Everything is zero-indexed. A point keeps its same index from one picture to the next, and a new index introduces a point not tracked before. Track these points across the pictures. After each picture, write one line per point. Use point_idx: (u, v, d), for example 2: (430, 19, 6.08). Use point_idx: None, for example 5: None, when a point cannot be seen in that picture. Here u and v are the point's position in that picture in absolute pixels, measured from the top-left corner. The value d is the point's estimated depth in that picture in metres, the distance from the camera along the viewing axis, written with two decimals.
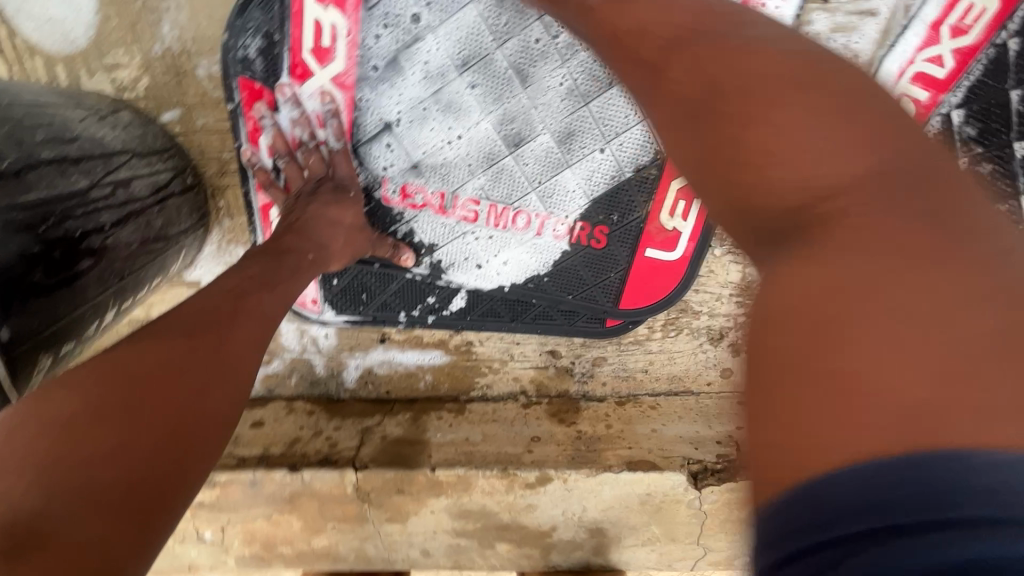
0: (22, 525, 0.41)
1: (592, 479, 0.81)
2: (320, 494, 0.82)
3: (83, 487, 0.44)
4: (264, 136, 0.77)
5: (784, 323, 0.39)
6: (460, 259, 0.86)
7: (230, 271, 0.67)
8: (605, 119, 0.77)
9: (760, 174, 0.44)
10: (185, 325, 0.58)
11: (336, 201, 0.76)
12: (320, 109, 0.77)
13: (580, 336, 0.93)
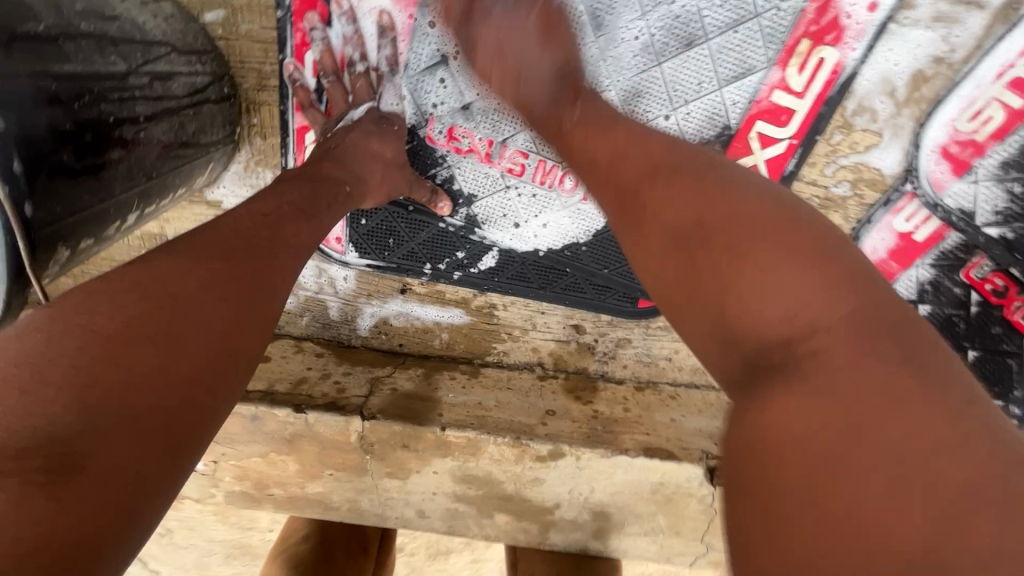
0: (59, 443, 0.39)
1: (606, 460, 0.77)
2: (322, 439, 0.78)
3: (123, 410, 0.41)
4: (313, 48, 0.74)
5: (769, 462, 0.39)
6: (498, 214, 0.82)
7: (268, 194, 0.63)
8: (676, 82, 0.73)
9: (740, 306, 0.44)
10: (223, 246, 0.53)
11: (379, 132, 0.73)
12: (374, 30, 0.73)
13: (609, 313, 0.90)
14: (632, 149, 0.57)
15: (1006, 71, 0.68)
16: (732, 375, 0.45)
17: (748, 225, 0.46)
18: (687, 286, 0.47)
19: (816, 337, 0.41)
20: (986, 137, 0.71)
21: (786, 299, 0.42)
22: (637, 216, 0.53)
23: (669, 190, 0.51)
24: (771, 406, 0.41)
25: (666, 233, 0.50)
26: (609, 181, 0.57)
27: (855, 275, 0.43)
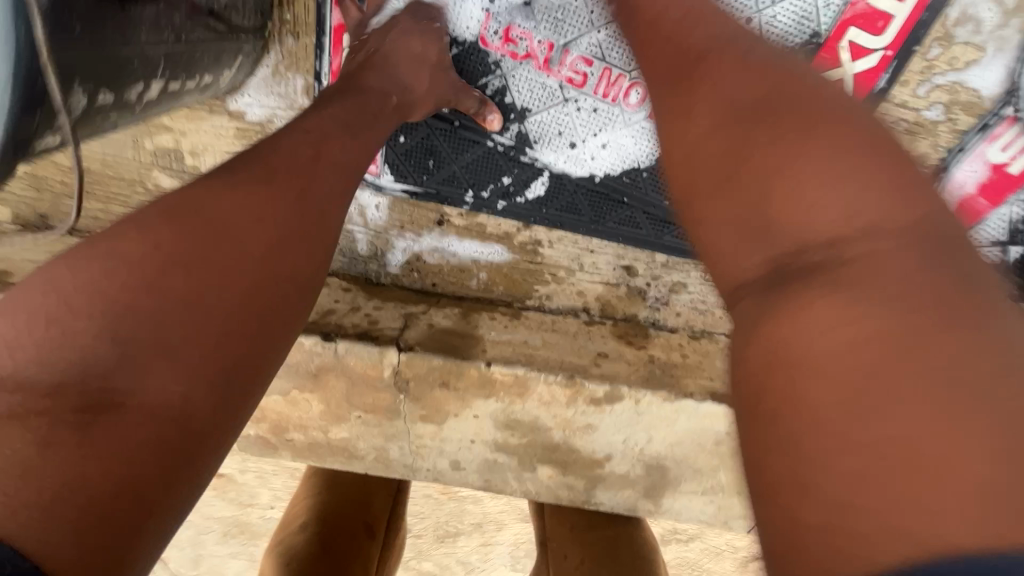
0: (71, 397, 0.32)
1: (669, 404, 0.70)
2: (352, 374, 0.70)
3: (149, 363, 0.34)
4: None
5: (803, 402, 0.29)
6: (554, 132, 0.75)
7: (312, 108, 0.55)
8: None
9: (781, 190, 0.35)
10: (268, 161, 0.46)
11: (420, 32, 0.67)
12: None
13: (664, 252, 0.83)
14: (692, 16, 0.48)
15: None
16: (763, 279, 0.35)
17: (831, 113, 0.37)
18: (730, 152, 0.38)
19: (849, 240, 0.32)
20: None
21: (824, 169, 0.34)
22: (699, 89, 0.41)
23: (741, 72, 0.40)
24: (803, 299, 0.32)
25: (694, 148, 0.40)
26: (670, 46, 0.46)
27: (880, 129, 0.37)
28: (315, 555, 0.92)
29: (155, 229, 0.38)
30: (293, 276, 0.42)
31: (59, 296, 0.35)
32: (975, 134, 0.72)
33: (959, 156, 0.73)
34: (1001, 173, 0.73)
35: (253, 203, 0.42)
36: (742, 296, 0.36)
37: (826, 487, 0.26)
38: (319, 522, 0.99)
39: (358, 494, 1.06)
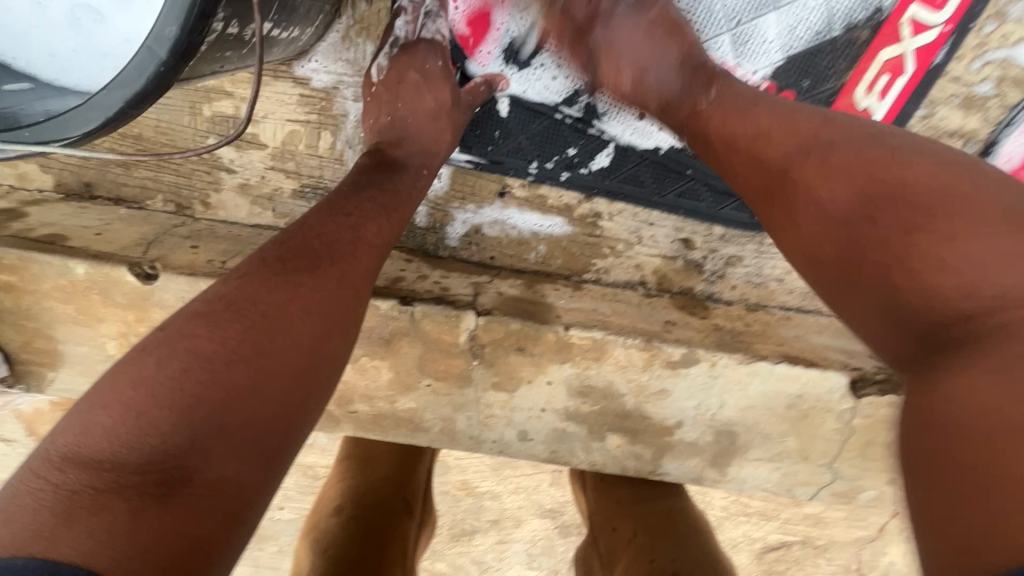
0: (153, 471, 0.38)
1: (744, 367, 0.70)
2: (427, 338, 0.69)
3: (219, 425, 0.40)
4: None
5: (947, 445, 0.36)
6: (622, 103, 0.77)
7: (347, 186, 0.61)
8: None
9: (918, 280, 0.41)
10: (309, 250, 0.52)
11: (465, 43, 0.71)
12: None
13: (722, 225, 0.84)
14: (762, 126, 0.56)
15: None
16: (905, 353, 0.42)
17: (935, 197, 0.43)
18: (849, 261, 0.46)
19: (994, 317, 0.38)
20: None
21: (968, 262, 0.40)
22: (807, 225, 0.49)
23: (845, 219, 0.46)
24: (964, 366, 0.37)
25: (825, 251, 0.48)
26: (759, 174, 0.54)
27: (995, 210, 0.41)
28: (353, 538, 0.92)
29: (223, 327, 0.45)
30: (332, 361, 0.49)
31: (141, 390, 0.40)
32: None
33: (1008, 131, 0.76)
34: None
35: (302, 298, 0.49)
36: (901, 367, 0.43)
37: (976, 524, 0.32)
38: (354, 504, 0.99)
39: (393, 468, 1.04)
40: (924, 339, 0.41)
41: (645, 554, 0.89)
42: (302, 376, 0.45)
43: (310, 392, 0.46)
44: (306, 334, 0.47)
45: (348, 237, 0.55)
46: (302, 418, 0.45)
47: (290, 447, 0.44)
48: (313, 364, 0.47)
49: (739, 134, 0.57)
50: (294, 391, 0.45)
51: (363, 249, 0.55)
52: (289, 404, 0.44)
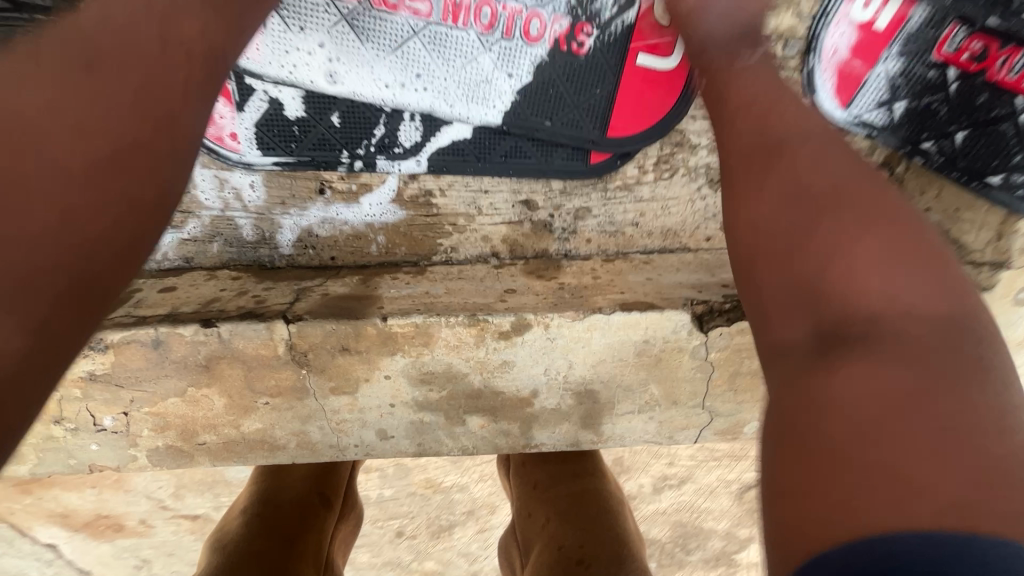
0: None
1: (579, 324, 0.67)
2: (244, 357, 0.66)
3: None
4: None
5: (818, 437, 0.34)
6: (411, 71, 0.71)
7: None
8: None
9: (824, 290, 0.39)
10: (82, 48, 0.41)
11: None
12: None
13: (559, 178, 0.79)
14: (784, 110, 0.53)
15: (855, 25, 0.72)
16: (807, 341, 0.38)
17: (859, 217, 0.41)
18: (782, 265, 0.42)
19: (885, 327, 0.36)
20: (859, 60, 0.74)
21: (876, 264, 0.38)
22: (768, 195, 0.46)
23: (788, 204, 0.45)
24: (841, 367, 0.36)
25: (754, 229, 0.46)
26: (755, 141, 0.51)
27: (921, 248, 0.40)
28: (257, 537, 0.89)
29: None
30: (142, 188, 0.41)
31: None
32: None
33: (825, 22, 0.72)
34: (869, 32, 0.72)
35: (77, 99, 0.39)
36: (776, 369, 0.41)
37: (824, 504, 0.31)
38: (261, 504, 0.95)
39: (313, 470, 1.02)
40: (815, 336, 0.38)
41: (555, 540, 0.84)
42: (98, 214, 0.38)
43: (112, 244, 0.39)
44: (93, 157, 0.38)
45: (141, 50, 0.44)
46: (102, 272, 0.38)
47: (91, 309, 0.37)
48: (109, 193, 0.39)
49: (738, 121, 0.55)
50: (81, 231, 0.37)
51: (171, 70, 0.46)
52: (82, 256, 0.36)
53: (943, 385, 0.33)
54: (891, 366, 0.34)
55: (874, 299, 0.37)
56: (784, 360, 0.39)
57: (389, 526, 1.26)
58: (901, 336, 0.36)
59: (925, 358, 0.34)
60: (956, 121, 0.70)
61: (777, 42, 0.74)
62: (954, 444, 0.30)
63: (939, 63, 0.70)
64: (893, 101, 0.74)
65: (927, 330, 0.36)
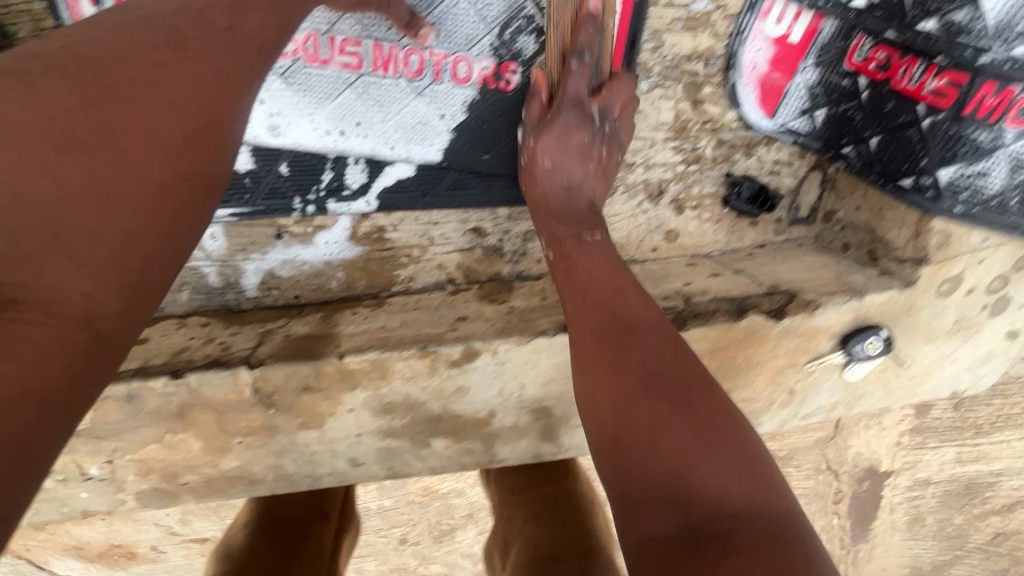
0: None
1: (526, 347, 0.72)
2: (214, 404, 0.71)
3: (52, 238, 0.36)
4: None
5: None
6: (351, 121, 0.75)
7: None
8: None
9: (664, 490, 0.44)
10: (172, 42, 0.46)
11: None
12: None
13: (504, 205, 0.84)
14: (619, 285, 0.60)
15: (767, 42, 0.75)
16: (675, 535, 0.42)
17: (691, 435, 0.46)
18: (622, 494, 0.46)
19: (718, 523, 0.42)
20: (778, 75, 0.77)
21: (714, 463, 0.45)
22: (625, 395, 0.50)
23: (659, 406, 0.48)
24: (690, 568, 0.40)
25: (651, 440, 0.47)
26: (615, 325, 0.56)
27: (722, 421, 0.47)
28: (263, 527, 0.82)
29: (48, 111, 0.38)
30: (204, 169, 0.44)
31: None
32: (747, 16, 0.74)
33: (740, 40, 0.75)
34: (784, 47, 0.75)
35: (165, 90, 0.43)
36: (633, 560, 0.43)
37: None
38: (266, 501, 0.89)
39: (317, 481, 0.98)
40: (670, 513, 0.43)
41: (531, 541, 0.84)
42: (166, 177, 0.42)
43: (182, 204, 0.42)
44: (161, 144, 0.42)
45: (204, 42, 0.47)
46: (178, 230, 0.42)
47: (169, 261, 0.42)
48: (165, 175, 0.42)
49: (581, 277, 0.62)
50: (165, 190, 0.41)
51: (228, 45, 0.49)
52: (154, 215, 0.40)
53: (770, 568, 0.38)
54: (724, 560, 0.39)
55: (707, 487, 0.44)
56: (656, 557, 0.42)
57: (392, 534, 1.27)
58: (736, 533, 0.41)
59: (749, 553, 0.39)
60: (870, 126, 0.72)
61: (698, 61, 0.77)
62: (779, 556, 0.39)
63: (850, 72, 0.73)
64: (810, 113, 0.77)
65: (744, 506, 0.43)
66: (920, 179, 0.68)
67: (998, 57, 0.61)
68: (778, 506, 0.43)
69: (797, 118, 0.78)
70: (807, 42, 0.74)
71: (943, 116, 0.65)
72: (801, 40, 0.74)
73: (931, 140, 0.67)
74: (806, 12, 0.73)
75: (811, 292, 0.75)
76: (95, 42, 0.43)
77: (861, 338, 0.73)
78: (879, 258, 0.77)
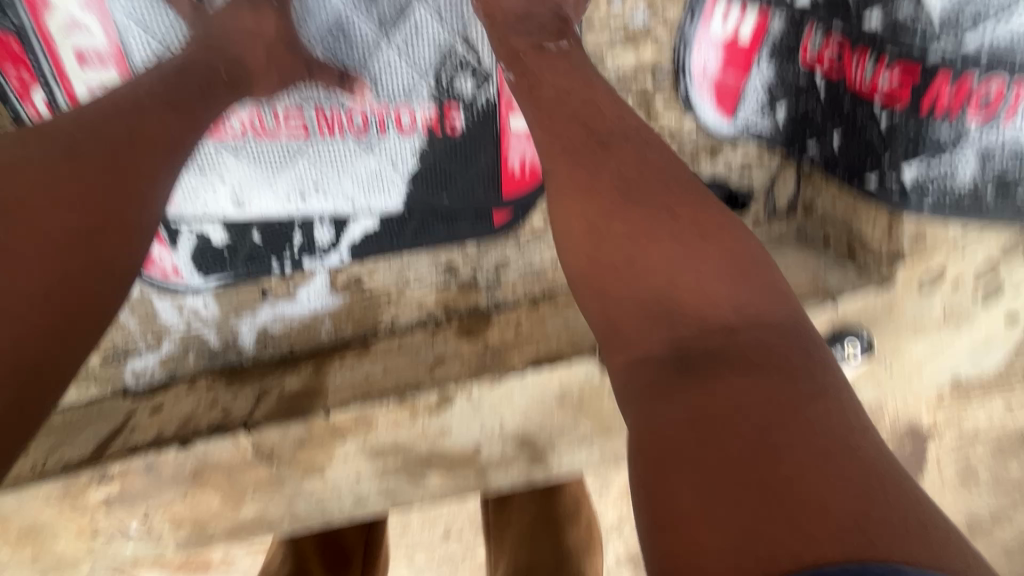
0: None
1: (497, 387, 0.75)
2: (223, 465, 0.78)
3: None
4: (87, 82, 0.67)
5: (686, 470, 0.36)
6: (310, 185, 0.79)
7: (127, 83, 0.54)
8: None
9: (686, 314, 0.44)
10: (81, 140, 0.48)
11: (250, 8, 0.63)
12: (73, 18, 0.64)
13: (471, 241, 0.84)
14: (588, 97, 0.58)
15: (712, 47, 0.72)
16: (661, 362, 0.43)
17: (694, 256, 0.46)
18: (616, 275, 0.48)
19: (741, 344, 0.41)
20: (731, 76, 0.73)
21: (718, 287, 0.45)
22: (626, 225, 0.49)
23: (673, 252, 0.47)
24: (710, 392, 0.39)
25: (627, 266, 0.47)
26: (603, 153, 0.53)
27: (751, 260, 0.47)
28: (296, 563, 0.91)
29: None
30: (119, 258, 0.47)
31: None
32: (688, 23, 0.72)
33: (686, 49, 0.72)
34: (732, 48, 0.72)
35: (74, 187, 0.46)
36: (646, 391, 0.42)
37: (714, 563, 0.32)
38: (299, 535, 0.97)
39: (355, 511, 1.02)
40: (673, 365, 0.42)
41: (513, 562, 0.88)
42: (68, 275, 0.43)
43: (70, 308, 0.43)
44: (74, 237, 0.44)
45: (127, 139, 0.50)
46: (69, 328, 0.43)
47: (60, 366, 0.42)
48: (88, 263, 0.45)
49: (623, 192, 0.51)
50: (86, 282, 0.44)
51: (143, 149, 0.50)
52: (49, 320, 0.42)
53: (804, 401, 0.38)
54: (745, 405, 0.38)
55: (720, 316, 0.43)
56: (643, 378, 0.42)
57: (437, 527, 1.14)
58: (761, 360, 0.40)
59: (776, 373, 0.39)
60: (831, 122, 0.70)
61: (646, 74, 0.74)
62: (796, 435, 0.36)
63: (806, 68, 0.70)
64: (772, 112, 0.74)
65: (756, 342, 0.42)
66: (887, 177, 0.67)
67: (948, 49, 0.60)
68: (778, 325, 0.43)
69: (757, 118, 0.75)
70: (757, 41, 0.71)
71: (902, 114, 0.63)
72: (750, 38, 0.71)
73: (892, 138, 0.65)
74: (751, 10, 0.70)
75: None
76: (2, 159, 0.45)
77: (842, 344, 0.70)
78: (857, 253, 0.73)
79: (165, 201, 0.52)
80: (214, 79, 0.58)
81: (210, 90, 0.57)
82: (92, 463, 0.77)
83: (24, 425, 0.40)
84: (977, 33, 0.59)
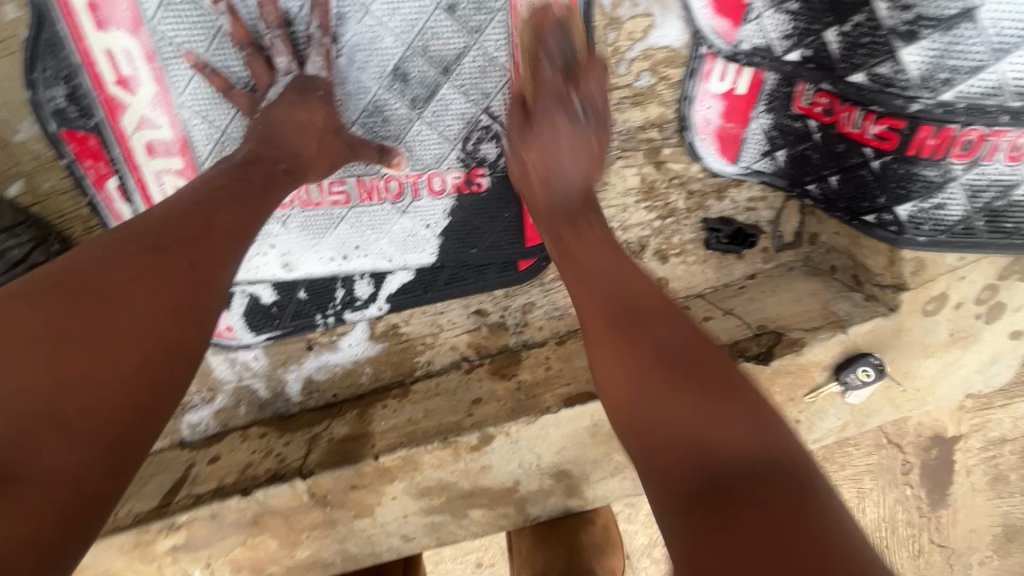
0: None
1: (534, 425, 0.80)
2: (280, 510, 0.83)
3: (65, 408, 0.43)
4: (155, 168, 0.75)
5: (709, 518, 0.42)
6: (352, 245, 0.86)
7: (196, 181, 0.62)
8: (435, 28, 0.74)
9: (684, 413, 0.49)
10: (162, 236, 0.53)
11: (303, 101, 0.70)
12: (145, 115, 0.73)
13: (499, 288, 0.90)
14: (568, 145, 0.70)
15: (713, 100, 0.78)
16: (686, 492, 0.45)
17: (686, 373, 0.51)
18: (627, 377, 0.53)
19: (746, 445, 0.46)
20: (732, 125, 0.79)
21: (716, 404, 0.49)
22: (656, 386, 0.51)
23: (682, 384, 0.50)
24: (715, 467, 0.45)
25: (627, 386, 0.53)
26: (606, 274, 0.62)
27: (728, 372, 0.52)
28: None
29: (58, 306, 0.47)
30: (192, 340, 0.51)
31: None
32: (690, 81, 0.78)
33: (689, 103, 0.79)
34: (732, 99, 0.78)
35: (157, 278, 0.51)
36: (656, 470, 0.48)
37: None
38: None
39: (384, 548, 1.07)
40: (686, 498, 0.45)
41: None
42: (149, 358, 0.48)
43: (154, 383, 0.48)
44: (157, 323, 0.49)
45: (202, 232, 0.56)
46: (150, 405, 0.47)
47: (138, 434, 0.46)
48: (166, 348, 0.49)
49: (581, 258, 0.64)
50: (162, 364, 0.49)
51: (213, 237, 0.56)
52: (134, 394, 0.46)
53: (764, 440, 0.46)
54: (734, 461, 0.45)
55: (720, 411, 0.48)
56: (659, 464, 0.48)
57: (469, 558, 1.18)
58: (750, 438, 0.46)
59: (755, 448, 0.46)
60: (828, 166, 0.76)
61: (653, 128, 0.81)
62: (775, 488, 0.43)
63: (800, 115, 0.76)
64: (772, 156, 0.80)
65: (753, 450, 0.46)
66: (882, 215, 0.73)
67: (928, 103, 0.65)
68: (780, 443, 0.46)
69: (758, 162, 0.81)
70: (754, 92, 0.77)
71: (891, 157, 0.69)
72: (747, 90, 0.77)
73: (886, 180, 0.71)
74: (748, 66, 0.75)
75: (796, 330, 0.77)
76: (98, 255, 0.51)
77: (853, 368, 0.75)
78: (862, 282, 0.80)
79: (230, 285, 0.57)
80: (273, 170, 0.65)
81: (270, 181, 0.64)
82: (161, 514, 0.83)
83: (112, 487, 0.45)
84: (953, 88, 0.63)
